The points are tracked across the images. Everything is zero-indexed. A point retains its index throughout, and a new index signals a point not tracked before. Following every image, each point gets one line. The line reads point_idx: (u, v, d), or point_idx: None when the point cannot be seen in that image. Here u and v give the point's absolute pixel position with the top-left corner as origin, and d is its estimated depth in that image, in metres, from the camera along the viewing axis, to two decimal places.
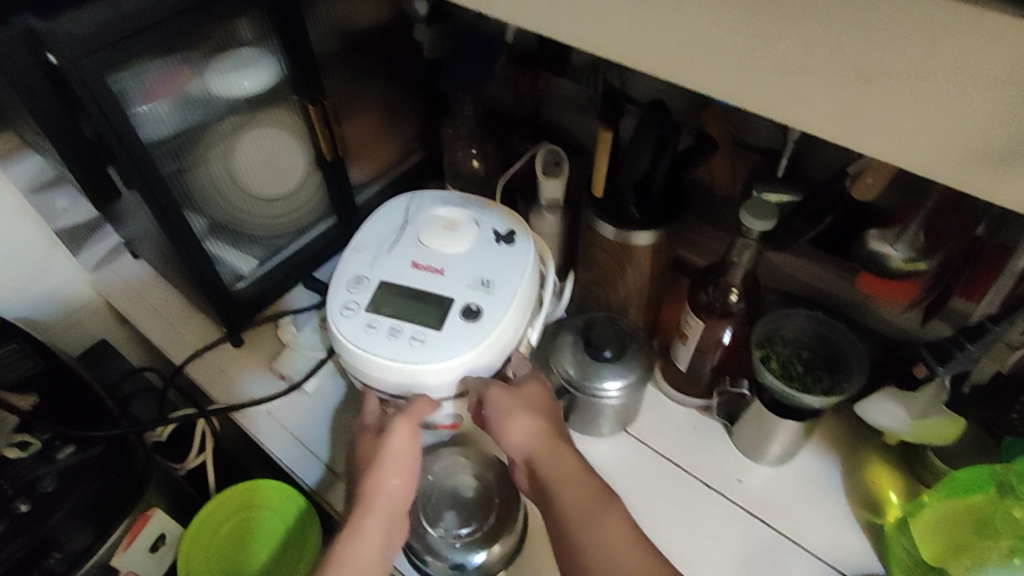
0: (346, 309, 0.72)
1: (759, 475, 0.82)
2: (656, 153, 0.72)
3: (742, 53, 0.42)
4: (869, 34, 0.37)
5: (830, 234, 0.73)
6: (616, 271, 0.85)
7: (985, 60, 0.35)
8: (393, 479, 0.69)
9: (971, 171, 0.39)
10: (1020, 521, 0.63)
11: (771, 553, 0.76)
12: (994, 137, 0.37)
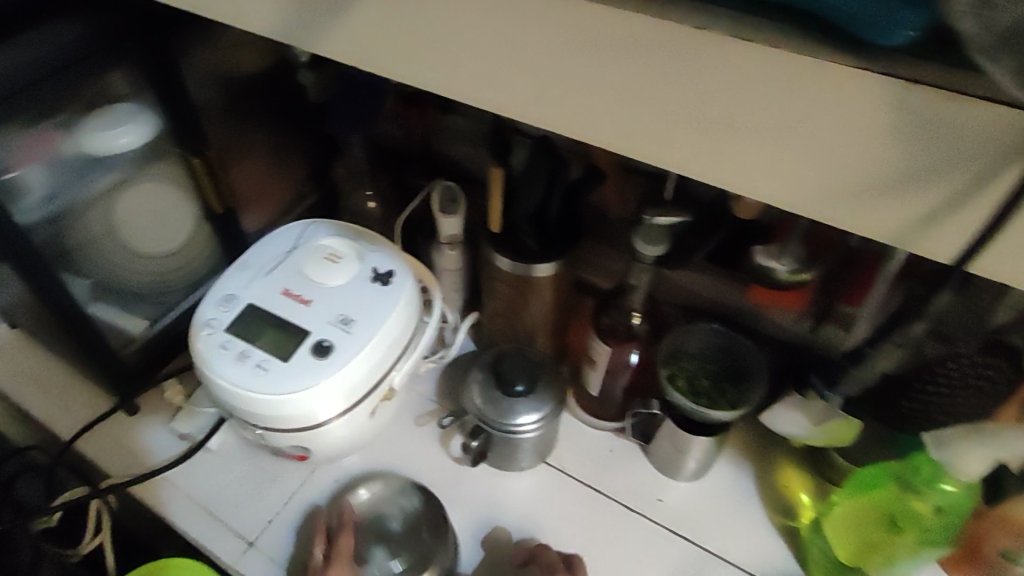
0: (208, 325, 0.74)
1: (679, 491, 0.83)
2: (548, 186, 0.72)
3: (624, 95, 0.41)
4: (739, 84, 0.38)
5: (720, 251, 0.75)
6: (520, 302, 0.84)
7: (844, 104, 0.36)
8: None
9: (830, 208, 0.41)
10: (923, 514, 0.67)
11: (696, 567, 0.77)
12: (855, 174, 0.38)
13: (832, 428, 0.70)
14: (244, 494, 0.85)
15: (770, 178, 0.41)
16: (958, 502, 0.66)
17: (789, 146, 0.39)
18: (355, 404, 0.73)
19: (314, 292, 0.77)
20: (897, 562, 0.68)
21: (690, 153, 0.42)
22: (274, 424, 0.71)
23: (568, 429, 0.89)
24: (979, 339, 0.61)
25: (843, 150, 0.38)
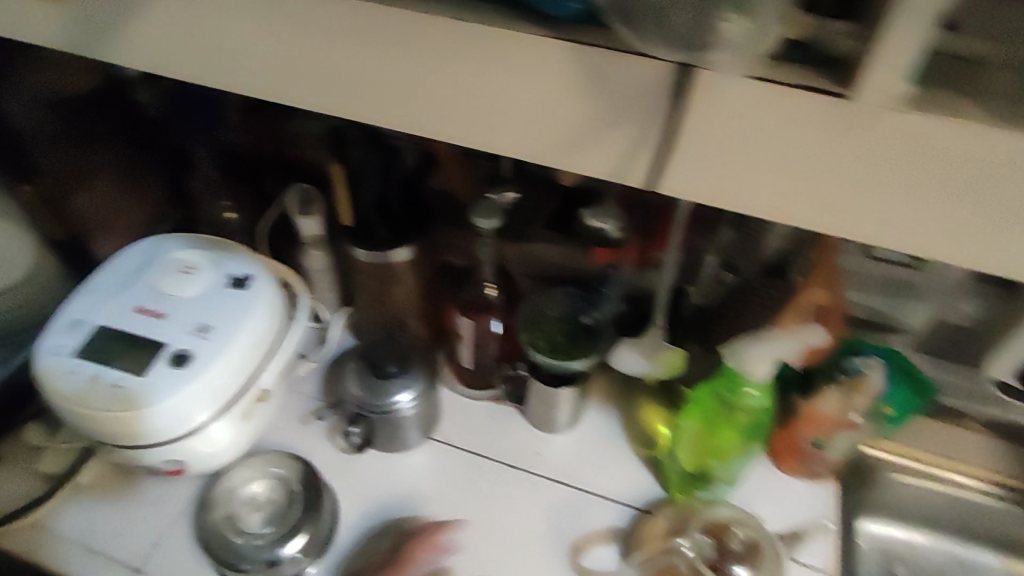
0: (55, 353, 0.73)
1: (557, 445, 0.87)
2: (383, 174, 0.76)
3: (380, 78, 0.47)
4: (459, 66, 0.45)
5: (555, 218, 0.81)
6: (383, 291, 0.85)
7: (544, 69, 0.43)
8: None
9: (560, 157, 0.47)
10: (742, 419, 0.74)
11: (573, 508, 0.82)
12: (568, 125, 0.45)
13: (665, 358, 0.75)
14: (121, 525, 0.80)
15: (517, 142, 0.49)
16: (763, 408, 0.73)
17: (511, 110, 0.46)
18: (226, 405, 0.75)
19: (167, 306, 0.77)
20: (728, 465, 0.77)
21: (467, 134, 0.48)
22: (140, 440, 0.71)
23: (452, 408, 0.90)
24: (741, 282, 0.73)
25: (549, 114, 0.45)
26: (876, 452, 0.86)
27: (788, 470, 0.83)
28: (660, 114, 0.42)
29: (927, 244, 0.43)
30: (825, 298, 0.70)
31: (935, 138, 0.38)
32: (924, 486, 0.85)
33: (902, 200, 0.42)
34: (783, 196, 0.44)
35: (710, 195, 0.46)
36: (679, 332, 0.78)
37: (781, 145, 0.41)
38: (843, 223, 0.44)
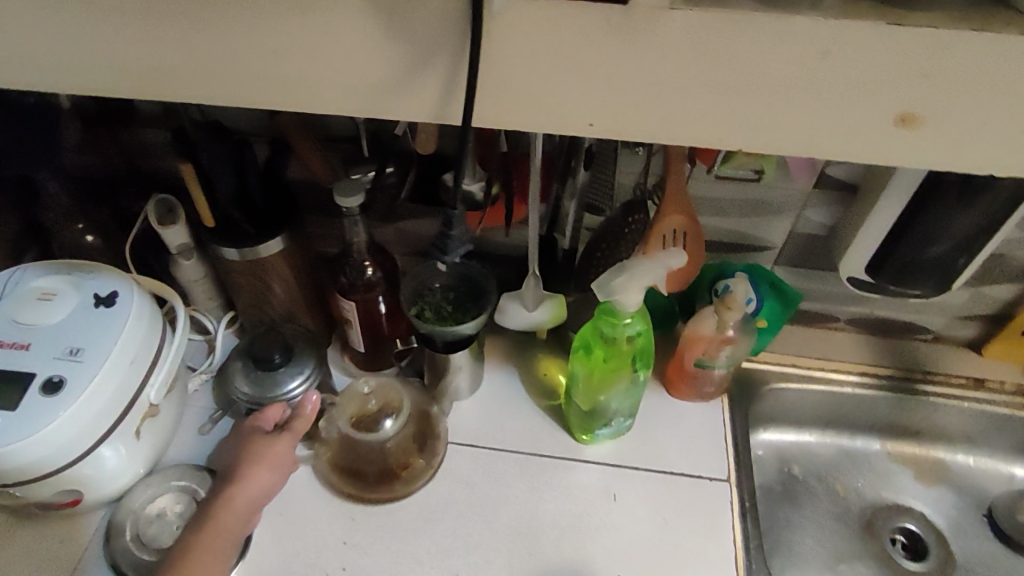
0: None
1: (462, 410, 0.88)
2: (238, 168, 0.74)
3: (210, 50, 0.47)
4: (285, 28, 0.45)
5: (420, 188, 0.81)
6: (263, 289, 0.84)
7: (365, 23, 0.44)
8: (267, 477, 0.74)
9: (397, 107, 0.49)
10: (626, 351, 0.77)
11: (485, 463, 0.84)
12: (396, 74, 0.47)
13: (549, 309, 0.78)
14: (28, 563, 0.76)
15: (350, 103, 0.49)
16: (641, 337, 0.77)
17: (347, 67, 0.47)
18: (112, 424, 0.72)
19: (30, 335, 0.73)
20: (621, 398, 0.81)
21: (300, 99, 0.50)
22: (26, 474, 0.68)
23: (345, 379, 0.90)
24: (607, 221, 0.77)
25: (381, 62, 0.46)
26: (757, 365, 0.92)
27: (680, 395, 0.89)
28: (475, 51, 0.45)
29: (742, 142, 0.48)
30: (682, 219, 0.74)
31: (735, 40, 0.42)
32: (803, 389, 0.92)
33: (714, 102, 0.45)
34: (608, 111, 0.47)
35: (532, 123, 0.49)
36: (556, 279, 0.80)
37: (598, 68, 0.44)
38: (665, 132, 0.47)
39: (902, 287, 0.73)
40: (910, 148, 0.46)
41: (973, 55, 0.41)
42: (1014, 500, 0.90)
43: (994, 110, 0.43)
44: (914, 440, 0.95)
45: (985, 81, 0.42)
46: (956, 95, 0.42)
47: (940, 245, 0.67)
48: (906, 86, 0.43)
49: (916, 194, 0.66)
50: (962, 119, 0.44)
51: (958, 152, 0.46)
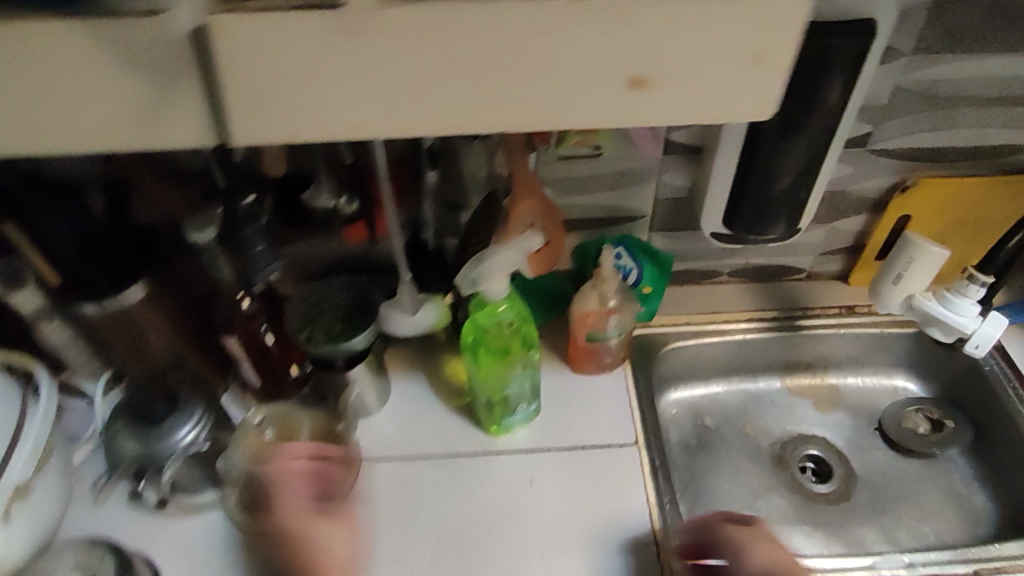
0: None
1: (373, 428, 0.87)
2: (75, 219, 0.71)
3: None
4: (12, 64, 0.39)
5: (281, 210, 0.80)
6: (135, 341, 0.80)
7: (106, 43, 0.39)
8: (335, 546, 0.72)
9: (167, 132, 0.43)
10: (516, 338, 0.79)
11: (402, 475, 0.83)
12: (154, 95, 0.41)
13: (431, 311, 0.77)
14: None
15: (111, 135, 0.43)
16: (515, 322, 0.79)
17: (97, 95, 0.41)
18: None
19: None
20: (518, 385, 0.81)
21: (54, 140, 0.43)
22: None
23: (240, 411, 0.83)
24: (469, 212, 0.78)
25: (135, 84, 0.41)
26: (652, 328, 0.94)
27: (582, 370, 0.90)
28: (234, 61, 0.41)
29: (559, 117, 0.45)
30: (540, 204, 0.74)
31: (511, 16, 0.40)
32: (700, 342, 0.94)
33: (505, 89, 0.43)
34: (405, 108, 0.44)
35: (330, 130, 0.44)
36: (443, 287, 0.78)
37: (377, 62, 0.41)
38: (466, 124, 0.45)
39: (760, 230, 0.80)
40: (669, 111, 0.45)
41: (700, 14, 0.41)
42: (897, 410, 0.97)
43: (726, 70, 0.43)
44: (809, 372, 1.00)
45: (710, 44, 0.42)
46: (683, 62, 0.43)
47: (784, 179, 0.74)
48: (651, 45, 0.42)
49: (747, 139, 0.74)
50: (694, 79, 0.44)
51: (704, 116, 0.46)
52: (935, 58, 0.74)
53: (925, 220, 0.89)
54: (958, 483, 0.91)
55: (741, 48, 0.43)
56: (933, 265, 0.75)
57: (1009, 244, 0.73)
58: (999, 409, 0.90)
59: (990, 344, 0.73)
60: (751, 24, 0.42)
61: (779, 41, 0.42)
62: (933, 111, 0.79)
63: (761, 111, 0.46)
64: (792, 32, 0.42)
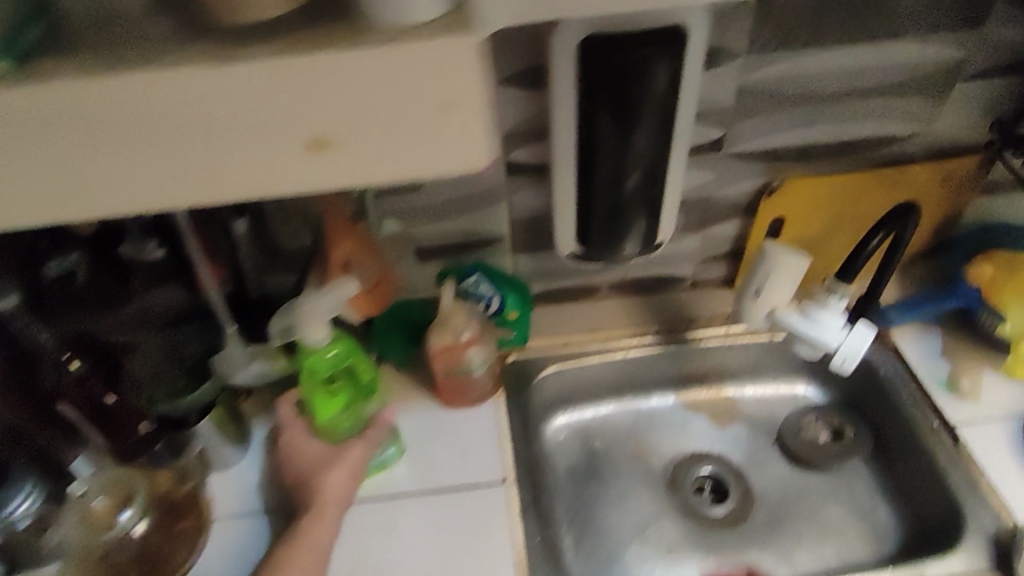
0: None
1: (227, 484, 0.80)
2: None
3: None
4: None
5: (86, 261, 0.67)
6: None
7: None
8: (336, 481, 0.73)
9: None
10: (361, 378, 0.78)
11: (254, 534, 0.76)
12: None
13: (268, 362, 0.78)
14: None
15: None
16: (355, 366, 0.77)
17: None
18: None
19: None
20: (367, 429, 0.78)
21: None
22: None
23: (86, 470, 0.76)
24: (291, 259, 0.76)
25: None
26: (533, 352, 0.90)
27: (450, 406, 0.85)
28: None
29: (249, 177, 0.40)
30: (357, 243, 0.68)
31: (154, 82, 0.36)
32: (581, 364, 0.91)
33: (172, 149, 0.39)
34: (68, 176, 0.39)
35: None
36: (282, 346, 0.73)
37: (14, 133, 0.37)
38: (146, 197, 0.41)
39: (615, 240, 0.75)
40: (374, 161, 0.40)
41: (371, 72, 0.37)
42: (797, 420, 0.92)
43: (415, 130, 0.39)
44: (703, 386, 0.96)
45: (394, 100, 0.38)
46: (369, 123, 0.39)
47: (634, 176, 0.68)
48: (331, 109, 0.38)
49: (583, 144, 0.67)
50: (384, 143, 0.40)
51: (401, 175, 0.41)
52: (772, 57, 0.69)
53: (799, 220, 0.84)
54: (862, 495, 0.85)
55: (423, 101, 0.38)
56: (793, 276, 0.68)
57: (870, 242, 0.67)
58: (896, 413, 0.84)
59: (857, 358, 0.67)
60: (420, 71, 0.37)
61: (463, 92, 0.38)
62: (787, 108, 0.74)
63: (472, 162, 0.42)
64: (473, 86, 0.38)
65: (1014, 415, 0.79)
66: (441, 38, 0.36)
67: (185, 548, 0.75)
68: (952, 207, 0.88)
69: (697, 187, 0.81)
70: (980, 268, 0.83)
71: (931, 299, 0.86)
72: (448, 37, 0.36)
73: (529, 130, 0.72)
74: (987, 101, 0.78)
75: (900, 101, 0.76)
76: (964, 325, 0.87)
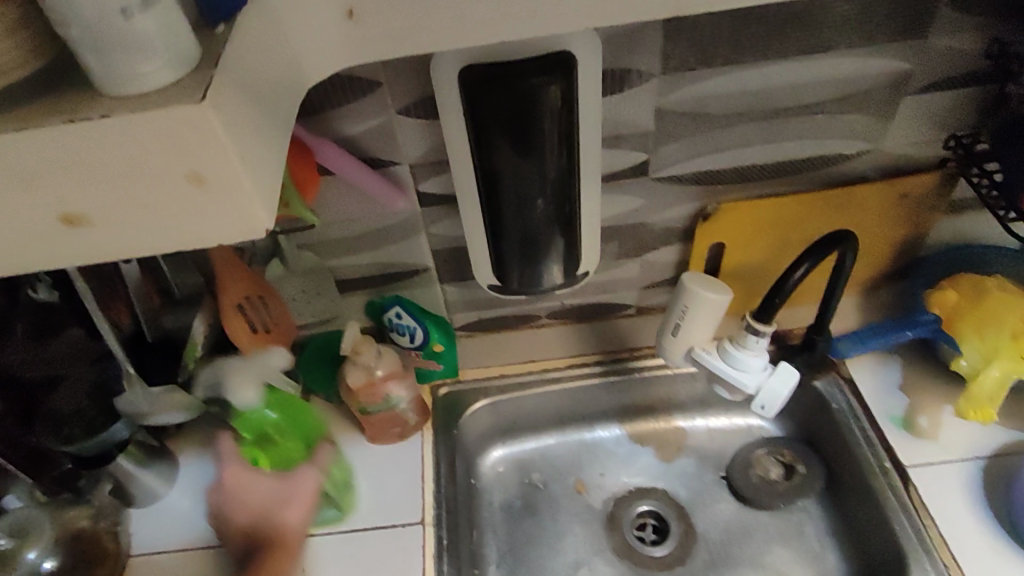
0: None
1: (155, 520, 0.79)
2: None
3: None
4: None
5: None
6: None
7: None
8: (291, 516, 0.70)
9: None
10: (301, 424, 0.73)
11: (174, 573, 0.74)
12: None
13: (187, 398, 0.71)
14: None
15: None
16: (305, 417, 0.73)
17: None
18: None
19: None
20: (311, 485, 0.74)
21: None
22: None
23: (17, 504, 0.73)
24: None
25: None
26: (465, 383, 0.86)
27: (377, 439, 0.81)
28: None
29: (16, 251, 0.36)
30: (247, 287, 0.69)
31: None
32: (517, 396, 0.86)
33: None
34: None
35: None
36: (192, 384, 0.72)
37: None
38: None
39: (534, 269, 0.65)
40: (166, 234, 0.36)
41: (101, 146, 0.32)
42: (747, 453, 0.87)
43: (172, 203, 0.35)
44: (651, 416, 0.91)
45: (138, 172, 0.33)
46: (116, 196, 0.34)
47: (543, 201, 0.59)
48: (64, 184, 0.33)
49: (484, 185, 0.59)
50: (139, 216, 0.35)
51: (202, 243, 0.37)
52: (688, 77, 0.61)
53: (743, 247, 0.76)
54: (811, 539, 0.80)
55: (169, 171, 0.33)
56: (713, 315, 0.61)
57: (792, 276, 0.60)
58: (847, 452, 0.77)
59: (777, 404, 0.60)
60: (157, 145, 0.32)
61: (214, 165, 0.33)
62: (728, 127, 0.65)
63: (250, 230, 0.37)
64: (223, 152, 0.33)
65: (973, 458, 0.72)
66: (173, 106, 0.31)
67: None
68: (916, 231, 0.77)
69: (627, 214, 0.73)
70: (942, 294, 0.74)
71: (890, 329, 0.77)
72: (176, 106, 0.31)
73: (434, 163, 0.67)
74: (941, 114, 0.67)
75: (844, 119, 0.66)
76: (929, 356, 0.81)
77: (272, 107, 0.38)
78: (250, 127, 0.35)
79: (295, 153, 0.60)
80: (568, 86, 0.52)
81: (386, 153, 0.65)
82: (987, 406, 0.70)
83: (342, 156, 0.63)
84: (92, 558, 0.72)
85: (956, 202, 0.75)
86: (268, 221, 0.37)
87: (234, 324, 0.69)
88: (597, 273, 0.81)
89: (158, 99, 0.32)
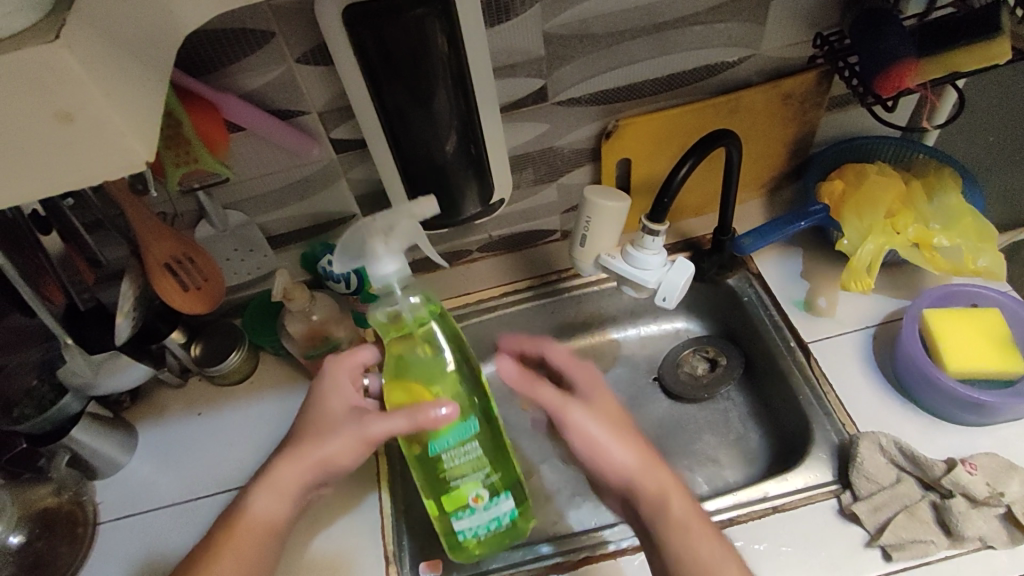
0: None
1: (123, 486, 0.81)
2: None
3: None
4: None
5: None
6: None
7: None
8: (307, 460, 0.63)
9: None
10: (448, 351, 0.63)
11: (148, 532, 0.77)
12: None
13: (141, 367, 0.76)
14: None
15: None
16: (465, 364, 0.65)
17: None
18: None
19: None
20: (472, 472, 0.62)
21: None
22: None
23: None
24: (112, 269, 0.76)
25: None
26: None
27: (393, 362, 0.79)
28: None
29: None
30: (175, 248, 0.69)
31: None
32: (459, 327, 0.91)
33: None
34: None
35: None
36: (139, 351, 0.76)
37: None
38: None
39: (454, 210, 0.68)
40: (53, 173, 0.39)
41: None
42: (675, 354, 0.93)
43: (51, 144, 0.38)
44: (586, 332, 0.97)
45: (9, 117, 0.36)
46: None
47: (451, 141, 0.62)
48: None
49: (383, 122, 0.62)
50: (24, 159, 0.38)
51: (88, 179, 0.40)
52: (566, 1, 0.64)
53: (647, 160, 0.81)
54: (736, 422, 0.88)
55: (39, 113, 0.36)
56: (615, 221, 0.66)
57: (677, 175, 0.65)
58: (758, 336, 0.85)
59: (677, 293, 0.67)
60: (21, 89, 0.35)
61: (83, 104, 0.36)
62: (614, 47, 0.69)
63: (129, 165, 0.40)
64: (84, 86, 0.36)
65: (866, 327, 0.80)
66: (28, 47, 0.34)
67: (76, 554, 0.75)
68: (806, 129, 0.83)
69: (534, 139, 0.77)
70: (830, 184, 0.81)
71: (785, 223, 0.81)
72: (32, 47, 0.34)
73: (341, 108, 0.69)
74: (809, 14, 0.71)
75: (718, 27, 0.70)
76: (826, 245, 0.88)
77: (142, 56, 0.40)
78: (118, 70, 0.38)
79: (199, 107, 0.62)
80: (448, 23, 0.55)
81: (291, 103, 0.67)
82: (865, 277, 0.77)
83: (246, 108, 0.64)
84: (64, 530, 0.75)
85: (836, 99, 0.81)
86: (145, 154, 0.41)
87: (165, 285, 0.70)
88: (518, 201, 0.85)
89: (15, 42, 0.34)
